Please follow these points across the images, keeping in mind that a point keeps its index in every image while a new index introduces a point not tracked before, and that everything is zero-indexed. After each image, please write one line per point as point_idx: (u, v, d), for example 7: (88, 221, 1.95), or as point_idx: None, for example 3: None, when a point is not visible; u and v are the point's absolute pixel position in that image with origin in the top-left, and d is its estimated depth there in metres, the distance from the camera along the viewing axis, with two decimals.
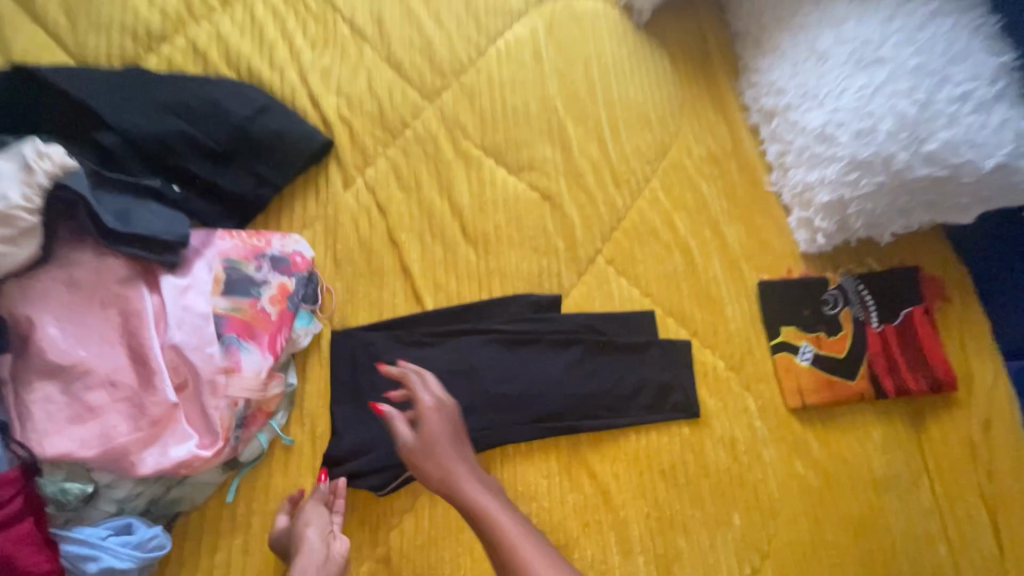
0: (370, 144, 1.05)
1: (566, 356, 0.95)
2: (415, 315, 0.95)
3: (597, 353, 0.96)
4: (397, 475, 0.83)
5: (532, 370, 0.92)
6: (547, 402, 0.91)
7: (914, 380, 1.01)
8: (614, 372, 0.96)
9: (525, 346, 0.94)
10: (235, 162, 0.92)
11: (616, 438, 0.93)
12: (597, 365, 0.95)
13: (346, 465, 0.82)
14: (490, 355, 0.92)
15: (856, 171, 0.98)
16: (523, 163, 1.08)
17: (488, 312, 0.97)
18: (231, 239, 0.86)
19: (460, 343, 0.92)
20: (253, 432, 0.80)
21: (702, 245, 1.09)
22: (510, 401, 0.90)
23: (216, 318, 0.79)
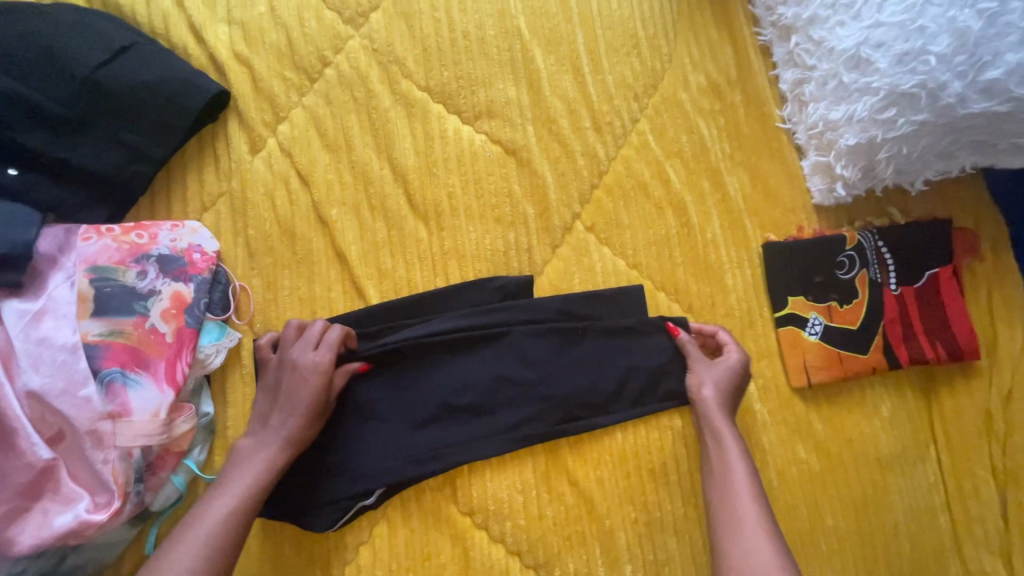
0: (281, 91, 0.82)
1: (540, 352, 0.78)
2: (354, 313, 0.77)
3: (578, 344, 0.80)
4: (347, 509, 0.71)
5: (500, 371, 0.77)
6: (519, 409, 0.77)
7: (933, 349, 0.89)
8: (599, 364, 0.80)
9: (489, 343, 0.77)
10: (90, 129, 0.69)
11: (600, 439, 0.80)
12: (578, 358, 0.79)
13: (285, 505, 0.71)
14: (448, 358, 0.76)
15: (893, 107, 0.80)
16: (480, 108, 0.86)
17: (443, 304, 0.80)
18: (97, 239, 0.67)
19: (410, 346, 0.75)
20: (165, 476, 0.67)
21: (699, 200, 0.91)
22: (476, 410, 0.76)
23: (89, 349, 0.62)
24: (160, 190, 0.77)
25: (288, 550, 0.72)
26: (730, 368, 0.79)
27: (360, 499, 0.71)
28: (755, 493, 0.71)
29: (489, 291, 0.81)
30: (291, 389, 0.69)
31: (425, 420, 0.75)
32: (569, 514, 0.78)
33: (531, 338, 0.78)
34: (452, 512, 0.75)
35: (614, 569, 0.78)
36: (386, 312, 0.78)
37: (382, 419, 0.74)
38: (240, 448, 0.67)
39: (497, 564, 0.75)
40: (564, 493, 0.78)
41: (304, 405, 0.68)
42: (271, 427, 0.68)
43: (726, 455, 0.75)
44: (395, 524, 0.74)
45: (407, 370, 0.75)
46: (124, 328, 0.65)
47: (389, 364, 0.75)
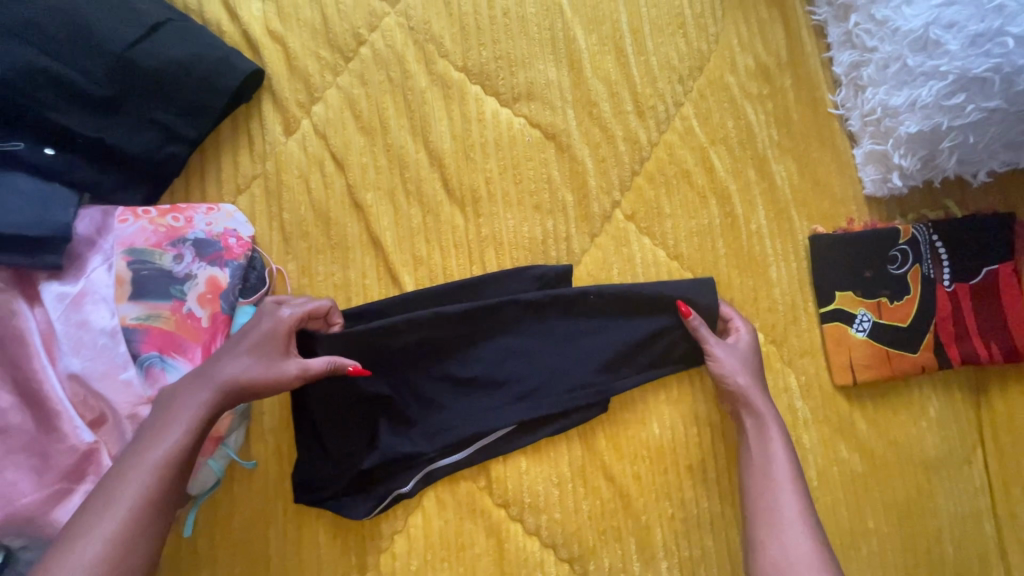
0: (315, 70, 0.79)
1: (565, 334, 0.74)
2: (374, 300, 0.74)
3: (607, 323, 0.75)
4: (383, 496, 0.71)
5: (524, 357, 0.73)
6: (549, 393, 0.73)
7: (987, 350, 0.85)
8: (606, 338, 0.75)
9: (491, 318, 0.73)
10: (125, 108, 0.68)
11: (637, 434, 0.79)
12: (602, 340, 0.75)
13: (321, 492, 0.70)
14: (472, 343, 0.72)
15: (963, 92, 0.75)
16: (519, 89, 0.83)
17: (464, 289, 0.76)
18: (134, 221, 0.66)
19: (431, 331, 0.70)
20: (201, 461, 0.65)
21: (743, 190, 0.87)
22: (480, 385, 0.72)
23: (128, 333, 0.62)
24: (194, 172, 0.76)
25: (323, 538, 0.71)
26: (741, 352, 0.76)
27: (396, 487, 0.71)
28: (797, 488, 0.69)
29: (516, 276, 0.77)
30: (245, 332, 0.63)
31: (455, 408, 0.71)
32: (605, 509, 0.76)
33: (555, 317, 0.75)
34: (487, 504, 0.74)
35: (649, 565, 0.76)
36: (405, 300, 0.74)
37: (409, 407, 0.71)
38: (168, 390, 0.58)
39: (532, 556, 0.74)
40: (600, 487, 0.77)
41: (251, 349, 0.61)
42: (206, 371, 0.59)
43: (766, 445, 0.73)
44: (430, 514, 0.73)
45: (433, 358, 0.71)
46: (161, 312, 0.63)
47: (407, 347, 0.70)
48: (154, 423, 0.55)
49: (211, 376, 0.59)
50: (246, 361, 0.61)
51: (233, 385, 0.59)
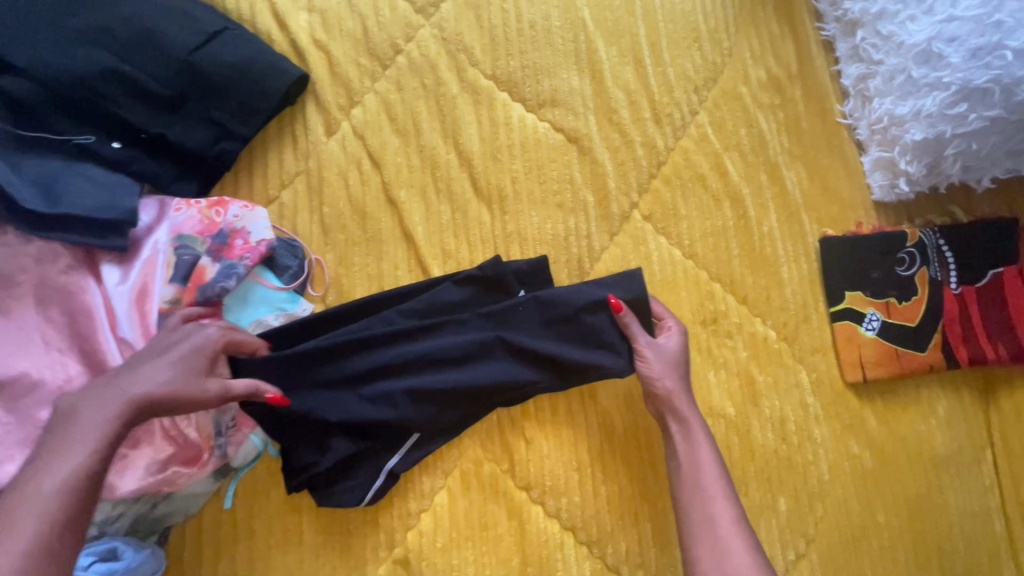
0: (355, 76, 0.85)
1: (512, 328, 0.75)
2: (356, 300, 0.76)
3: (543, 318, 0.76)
4: (371, 485, 0.72)
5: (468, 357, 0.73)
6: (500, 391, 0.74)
7: (993, 350, 0.88)
8: (546, 340, 0.75)
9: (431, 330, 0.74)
10: (186, 108, 0.74)
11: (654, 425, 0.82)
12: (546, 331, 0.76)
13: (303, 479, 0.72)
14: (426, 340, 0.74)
15: (965, 102, 0.80)
16: (544, 96, 0.89)
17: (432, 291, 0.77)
18: (186, 210, 0.72)
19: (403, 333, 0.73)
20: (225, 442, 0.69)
21: (756, 194, 0.91)
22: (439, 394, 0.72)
23: (162, 316, 0.66)
24: (242, 168, 0.82)
25: (353, 514, 0.75)
26: (667, 354, 0.75)
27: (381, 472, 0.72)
28: (724, 491, 0.70)
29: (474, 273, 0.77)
30: (167, 346, 0.61)
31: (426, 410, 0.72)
32: (622, 494, 0.79)
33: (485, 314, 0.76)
34: (509, 486, 0.77)
35: (665, 551, 0.79)
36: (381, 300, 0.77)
37: (382, 414, 0.70)
38: (74, 401, 0.55)
39: (552, 538, 0.77)
40: (618, 473, 0.80)
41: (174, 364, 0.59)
42: (122, 382, 0.56)
43: (694, 449, 0.72)
44: (455, 494, 0.76)
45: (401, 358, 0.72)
46: (178, 297, 0.67)
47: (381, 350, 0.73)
48: (54, 443, 0.52)
49: (124, 389, 0.56)
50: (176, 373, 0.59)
51: (146, 401, 0.56)
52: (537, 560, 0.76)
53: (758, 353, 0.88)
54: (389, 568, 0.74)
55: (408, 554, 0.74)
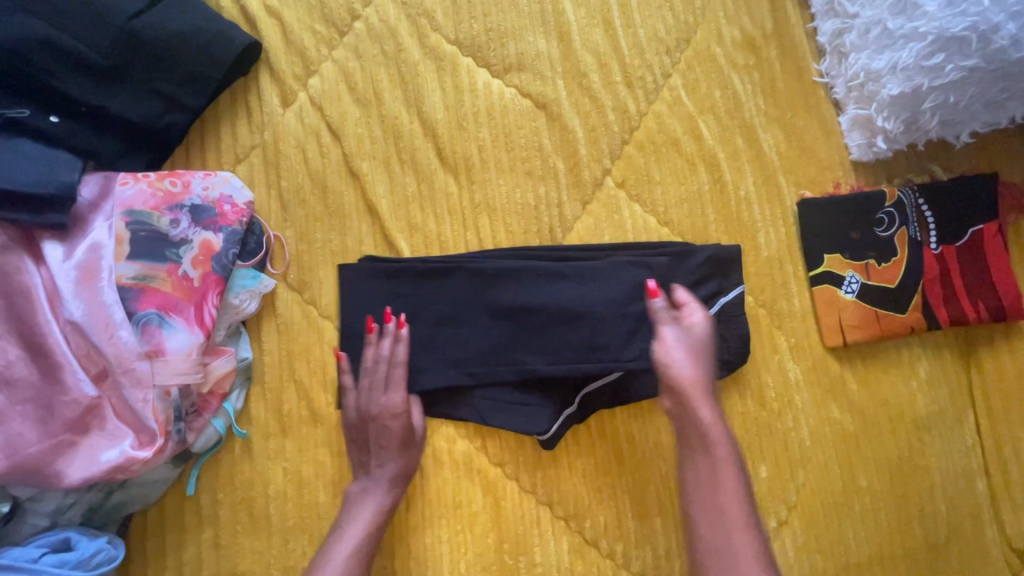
0: (310, 44, 0.82)
1: (588, 307, 0.76)
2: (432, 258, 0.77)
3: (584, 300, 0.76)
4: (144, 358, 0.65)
5: (485, 313, 0.75)
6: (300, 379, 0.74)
7: (973, 309, 0.86)
8: (483, 307, 0.76)
9: (410, 281, 0.76)
10: (130, 78, 0.70)
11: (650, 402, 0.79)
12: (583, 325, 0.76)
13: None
14: (461, 290, 0.76)
15: (942, 52, 0.78)
16: (509, 60, 0.85)
17: (596, 271, 0.77)
18: (134, 184, 0.67)
19: (430, 284, 0.76)
20: None
21: (732, 157, 0.89)
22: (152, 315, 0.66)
23: (123, 292, 0.63)
24: (192, 142, 0.78)
25: (323, 496, 0.72)
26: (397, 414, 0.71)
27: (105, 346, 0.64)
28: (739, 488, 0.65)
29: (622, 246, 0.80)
30: (378, 433, 0.71)
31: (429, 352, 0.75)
32: (599, 467, 0.78)
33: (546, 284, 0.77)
34: (483, 462, 0.76)
35: (644, 521, 0.77)
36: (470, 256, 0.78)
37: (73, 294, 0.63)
38: (352, 490, 0.71)
39: (528, 514, 0.76)
40: (594, 447, 0.78)
41: (394, 441, 0.71)
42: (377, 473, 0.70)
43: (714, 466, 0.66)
44: (427, 472, 0.75)
45: (436, 305, 0.75)
46: (141, 274, 0.64)
47: (413, 299, 0.76)
48: (342, 523, 0.68)
49: (360, 514, 0.68)
50: (398, 448, 0.71)
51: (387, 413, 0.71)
52: (514, 537, 0.75)
53: None
54: None
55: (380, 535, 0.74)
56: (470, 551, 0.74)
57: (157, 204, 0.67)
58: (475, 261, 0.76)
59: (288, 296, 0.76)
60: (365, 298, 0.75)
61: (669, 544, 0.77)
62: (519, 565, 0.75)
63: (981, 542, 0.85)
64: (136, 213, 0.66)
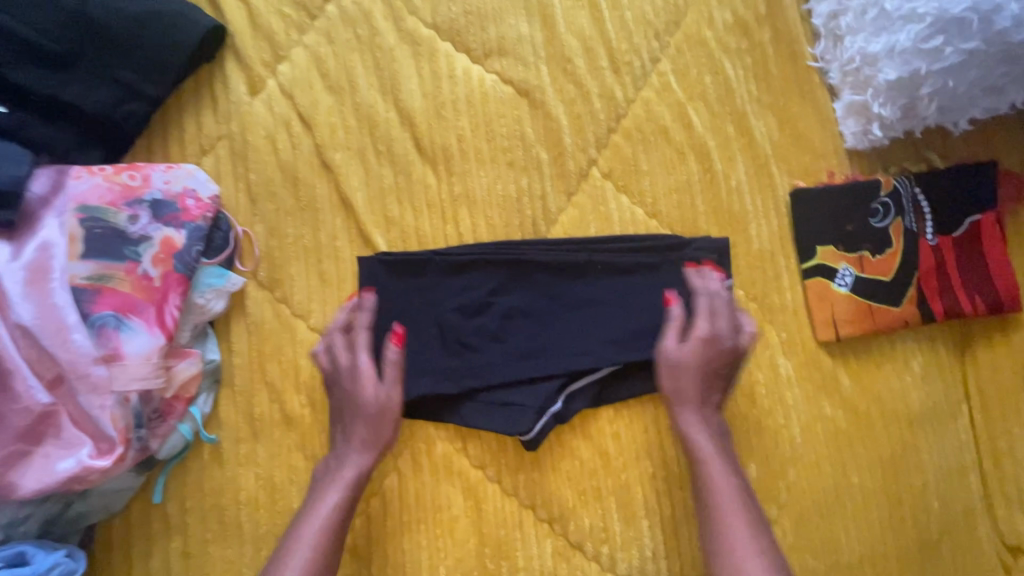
0: (279, 28, 0.77)
1: (604, 305, 0.74)
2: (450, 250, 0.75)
3: (625, 296, 0.75)
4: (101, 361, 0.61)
5: (525, 306, 0.73)
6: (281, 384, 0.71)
7: (969, 302, 0.83)
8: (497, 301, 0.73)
9: (430, 274, 0.73)
10: (82, 65, 0.66)
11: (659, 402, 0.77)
12: (622, 322, 0.74)
13: None
14: (478, 283, 0.73)
15: (941, 35, 0.75)
16: (490, 45, 0.81)
17: (614, 267, 0.75)
18: (89, 178, 0.64)
19: (465, 275, 0.73)
20: None
21: (723, 146, 0.85)
22: None
23: (77, 293, 0.60)
24: (155, 134, 0.75)
25: (296, 502, 0.69)
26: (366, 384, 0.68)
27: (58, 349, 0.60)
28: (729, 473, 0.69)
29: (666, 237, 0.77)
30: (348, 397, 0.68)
31: (456, 345, 0.72)
32: (584, 468, 0.75)
33: (590, 279, 0.75)
34: (464, 465, 0.73)
35: (629, 524, 0.75)
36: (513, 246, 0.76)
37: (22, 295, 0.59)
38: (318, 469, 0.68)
39: (510, 517, 0.73)
40: (578, 448, 0.76)
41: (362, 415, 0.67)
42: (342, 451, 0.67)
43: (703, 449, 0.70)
44: (405, 476, 0.73)
45: (470, 295, 0.73)
46: (96, 273, 0.61)
47: (445, 291, 0.73)
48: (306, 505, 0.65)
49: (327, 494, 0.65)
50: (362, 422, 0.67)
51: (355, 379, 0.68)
52: (495, 541, 0.73)
53: None
54: (338, 556, 0.71)
55: (357, 541, 0.72)
56: (450, 556, 0.72)
57: (113, 199, 0.64)
58: (495, 254, 0.74)
59: (259, 295, 0.73)
60: (389, 291, 0.73)
61: (655, 545, 0.75)
62: (500, 570, 0.72)
63: (974, 538, 0.84)
64: (90, 209, 0.62)
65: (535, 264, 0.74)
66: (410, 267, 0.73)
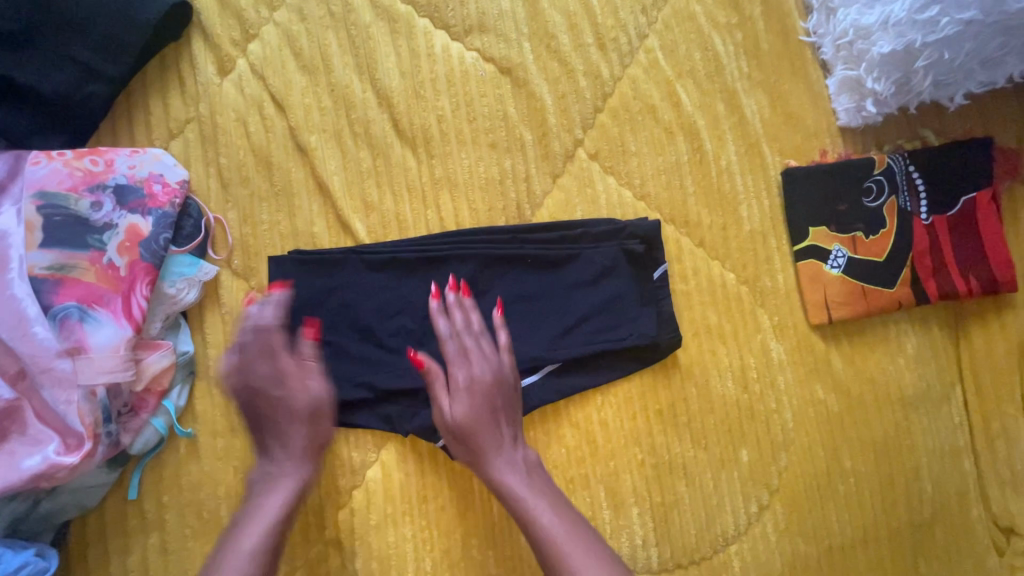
0: (249, 5, 0.74)
1: (546, 295, 0.73)
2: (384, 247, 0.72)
3: (552, 292, 0.73)
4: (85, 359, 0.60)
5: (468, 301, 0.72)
6: None
7: (963, 281, 0.81)
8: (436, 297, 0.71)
9: (365, 272, 0.71)
10: (39, 45, 0.63)
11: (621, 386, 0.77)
12: (553, 318, 0.73)
13: None
14: (417, 279, 0.71)
15: (936, 6, 0.72)
16: (471, 21, 0.78)
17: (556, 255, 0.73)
18: (48, 163, 0.61)
19: (410, 273, 0.71)
20: None
21: (712, 124, 0.83)
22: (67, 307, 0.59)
23: (37, 284, 0.57)
24: (121, 118, 0.72)
25: None
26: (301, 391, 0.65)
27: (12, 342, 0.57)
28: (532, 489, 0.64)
29: (598, 225, 0.75)
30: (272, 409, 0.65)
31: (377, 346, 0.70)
32: (572, 456, 0.75)
33: (535, 271, 0.73)
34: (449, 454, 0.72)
35: (619, 512, 0.75)
36: (457, 238, 0.73)
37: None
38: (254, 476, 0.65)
39: (497, 508, 0.72)
40: (565, 436, 0.75)
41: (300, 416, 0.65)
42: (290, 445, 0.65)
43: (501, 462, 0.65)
44: (389, 468, 0.71)
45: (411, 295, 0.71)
46: (57, 263, 0.58)
47: (361, 291, 0.70)
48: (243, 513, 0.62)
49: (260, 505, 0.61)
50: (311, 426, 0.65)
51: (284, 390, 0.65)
52: (482, 531, 0.71)
53: (718, 300, 0.81)
54: (322, 550, 0.70)
55: (341, 534, 0.70)
56: (436, 547, 0.70)
57: (75, 186, 0.61)
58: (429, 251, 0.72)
59: (233, 284, 0.70)
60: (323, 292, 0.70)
61: (645, 533, 0.75)
62: (488, 560, 0.71)
63: (966, 520, 0.83)
64: (50, 195, 0.60)
65: (464, 258, 0.72)
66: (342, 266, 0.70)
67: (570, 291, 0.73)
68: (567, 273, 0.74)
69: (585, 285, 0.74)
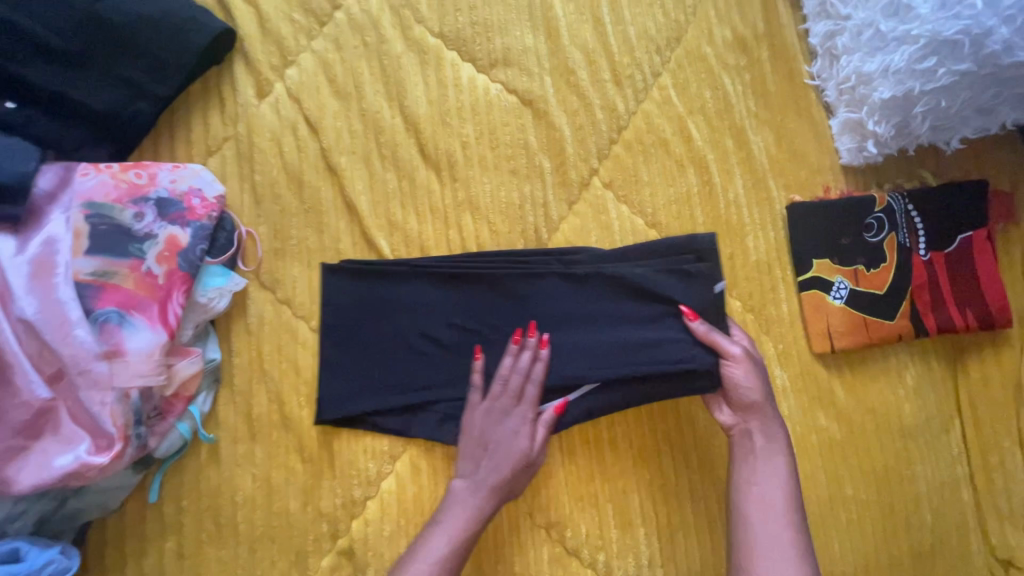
0: (289, 33, 0.79)
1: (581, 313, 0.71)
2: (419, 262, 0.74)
3: (587, 308, 0.71)
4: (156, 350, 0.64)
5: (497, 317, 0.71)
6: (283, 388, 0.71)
7: (960, 316, 0.84)
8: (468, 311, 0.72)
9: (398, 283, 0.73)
10: (93, 66, 0.67)
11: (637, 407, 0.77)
12: (589, 338, 0.70)
13: None
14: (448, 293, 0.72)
15: (934, 56, 0.77)
16: (495, 56, 0.83)
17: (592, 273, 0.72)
18: (96, 175, 0.64)
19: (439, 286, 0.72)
20: None
21: (721, 159, 0.87)
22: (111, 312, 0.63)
23: (80, 289, 0.60)
24: (163, 134, 0.76)
25: (293, 503, 0.69)
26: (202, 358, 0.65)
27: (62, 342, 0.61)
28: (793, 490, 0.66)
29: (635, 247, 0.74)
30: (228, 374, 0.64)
31: (409, 357, 0.71)
32: (580, 474, 0.75)
33: (569, 288, 0.72)
34: None
35: (626, 531, 0.75)
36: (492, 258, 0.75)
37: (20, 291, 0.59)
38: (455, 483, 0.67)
39: (507, 521, 0.74)
40: (576, 452, 0.76)
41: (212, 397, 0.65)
42: None
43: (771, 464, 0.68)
44: (404, 480, 0.71)
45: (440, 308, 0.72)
46: (100, 269, 0.61)
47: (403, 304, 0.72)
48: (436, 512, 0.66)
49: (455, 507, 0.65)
50: None
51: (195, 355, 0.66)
52: (492, 544, 0.73)
53: None
54: None
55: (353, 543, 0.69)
56: None
57: (119, 197, 0.64)
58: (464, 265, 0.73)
59: (260, 295, 0.73)
60: (357, 299, 0.73)
61: (651, 554, 0.75)
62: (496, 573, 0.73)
63: (965, 551, 0.84)
64: (96, 206, 0.63)
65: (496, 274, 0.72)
66: (378, 276, 0.73)
67: (608, 309, 0.71)
68: (605, 288, 0.71)
69: (625, 302, 0.71)
